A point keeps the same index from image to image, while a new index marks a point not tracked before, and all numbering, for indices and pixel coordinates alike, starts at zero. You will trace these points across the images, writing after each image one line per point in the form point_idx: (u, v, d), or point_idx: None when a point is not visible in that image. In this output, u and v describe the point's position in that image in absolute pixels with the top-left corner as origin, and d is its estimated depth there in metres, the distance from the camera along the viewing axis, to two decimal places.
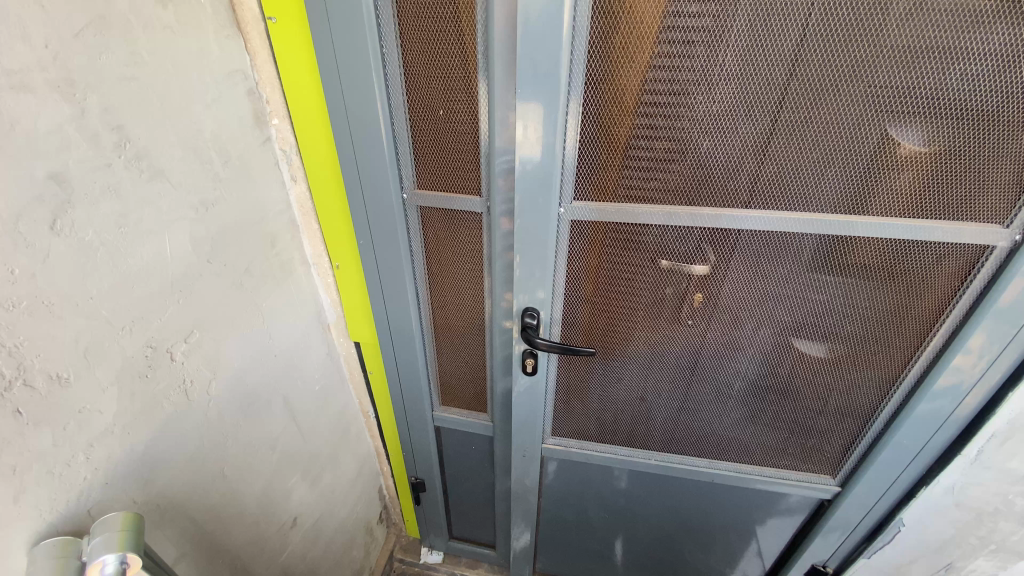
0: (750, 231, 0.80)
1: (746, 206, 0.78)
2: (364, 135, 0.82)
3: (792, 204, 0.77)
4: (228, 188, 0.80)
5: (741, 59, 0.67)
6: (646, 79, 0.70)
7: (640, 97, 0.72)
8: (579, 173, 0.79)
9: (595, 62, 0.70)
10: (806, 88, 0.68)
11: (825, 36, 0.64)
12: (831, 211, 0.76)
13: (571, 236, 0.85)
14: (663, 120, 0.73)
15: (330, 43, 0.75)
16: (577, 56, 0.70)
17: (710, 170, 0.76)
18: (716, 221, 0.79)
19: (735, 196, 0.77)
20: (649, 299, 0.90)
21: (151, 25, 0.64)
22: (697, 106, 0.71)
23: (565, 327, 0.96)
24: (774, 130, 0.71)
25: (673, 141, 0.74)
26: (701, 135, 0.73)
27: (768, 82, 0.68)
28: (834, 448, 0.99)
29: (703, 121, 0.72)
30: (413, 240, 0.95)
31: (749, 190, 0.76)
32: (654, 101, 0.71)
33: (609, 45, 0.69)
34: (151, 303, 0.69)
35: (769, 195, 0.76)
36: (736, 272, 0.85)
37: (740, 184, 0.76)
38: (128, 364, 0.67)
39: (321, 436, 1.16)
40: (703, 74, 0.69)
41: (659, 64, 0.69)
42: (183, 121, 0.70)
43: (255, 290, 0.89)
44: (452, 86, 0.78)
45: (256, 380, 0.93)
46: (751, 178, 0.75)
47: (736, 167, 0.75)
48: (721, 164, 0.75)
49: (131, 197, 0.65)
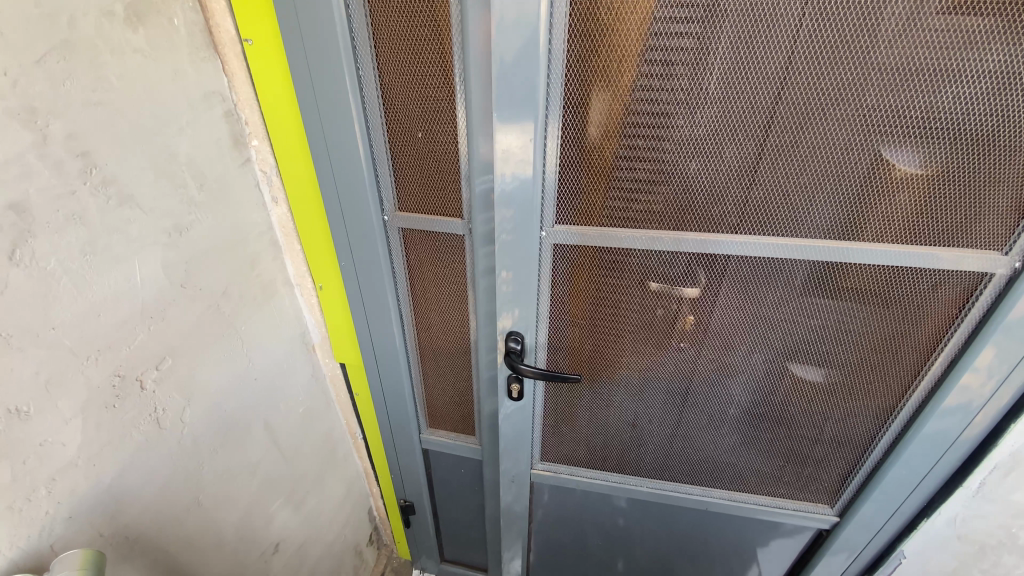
0: (738, 256, 0.77)
1: (734, 232, 0.75)
2: (342, 157, 0.81)
3: (783, 230, 0.74)
4: (204, 211, 0.78)
5: (724, 83, 0.65)
6: (627, 103, 0.68)
7: (622, 121, 0.70)
8: (561, 198, 0.78)
9: (575, 87, 0.69)
10: (792, 112, 0.66)
11: (811, 59, 0.62)
12: (823, 237, 0.73)
13: (554, 260, 0.83)
14: (647, 143, 0.71)
15: (306, 66, 0.74)
16: (555, 80, 0.68)
17: (695, 195, 0.74)
18: (703, 247, 0.77)
19: (723, 221, 0.75)
20: (638, 323, 0.88)
21: (122, 51, 0.63)
22: (682, 130, 0.69)
23: (551, 352, 0.94)
24: (760, 154, 0.69)
25: (657, 166, 0.72)
26: (685, 159, 0.71)
27: (753, 106, 0.66)
28: (831, 477, 0.96)
29: (688, 145, 0.70)
30: (395, 262, 0.93)
31: (737, 216, 0.74)
32: (637, 123, 0.70)
33: (588, 69, 0.67)
34: (120, 331, 0.68)
35: (757, 220, 0.74)
36: (726, 296, 0.82)
37: (728, 209, 0.74)
38: (94, 394, 0.66)
39: (306, 460, 1.14)
40: (686, 98, 0.67)
41: (641, 87, 0.67)
42: (155, 145, 0.69)
43: (234, 313, 0.87)
44: (432, 108, 0.76)
45: (235, 405, 0.90)
46: (739, 203, 0.73)
47: (723, 192, 0.73)
48: (708, 187, 0.73)
49: (99, 224, 0.63)
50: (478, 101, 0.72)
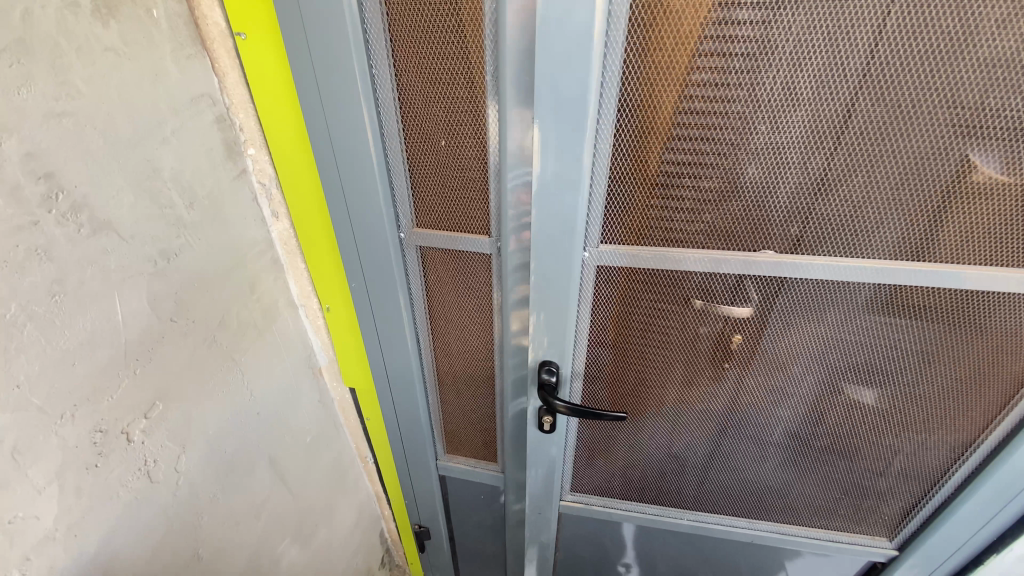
0: (813, 280, 0.68)
1: (811, 253, 0.66)
2: (353, 169, 0.70)
3: (869, 251, 0.64)
4: (195, 233, 0.68)
5: (813, 82, 0.55)
6: (694, 106, 0.59)
7: (687, 128, 0.60)
8: (607, 215, 0.67)
9: (632, 88, 0.58)
10: (893, 116, 0.56)
11: (923, 54, 0.52)
12: (916, 260, 0.64)
13: (597, 283, 0.73)
14: (712, 150, 0.61)
15: (309, 64, 0.63)
16: (608, 81, 0.58)
17: (768, 210, 0.64)
18: (776, 270, 0.67)
19: (799, 241, 0.65)
20: (680, 345, 0.78)
21: (90, 49, 0.53)
22: (755, 135, 0.60)
23: (587, 382, 0.85)
24: (849, 165, 0.59)
25: (725, 178, 0.63)
26: (759, 170, 0.62)
27: (846, 109, 0.56)
28: (892, 510, 0.88)
29: (762, 152, 0.60)
30: (413, 283, 0.83)
31: (816, 234, 0.64)
32: (703, 127, 0.60)
33: (650, 67, 0.57)
34: (99, 380, 0.58)
35: (840, 240, 0.64)
36: (777, 321, 0.74)
37: (805, 227, 0.64)
38: (71, 456, 0.56)
39: (315, 490, 1.05)
40: (765, 99, 0.57)
41: (711, 88, 0.57)
42: (135, 161, 0.59)
43: (233, 344, 0.77)
44: (457, 111, 0.66)
45: (237, 444, 0.81)
46: (819, 220, 0.63)
47: (802, 207, 0.63)
48: (781, 201, 0.63)
49: (68, 259, 0.53)
50: (513, 103, 0.61)
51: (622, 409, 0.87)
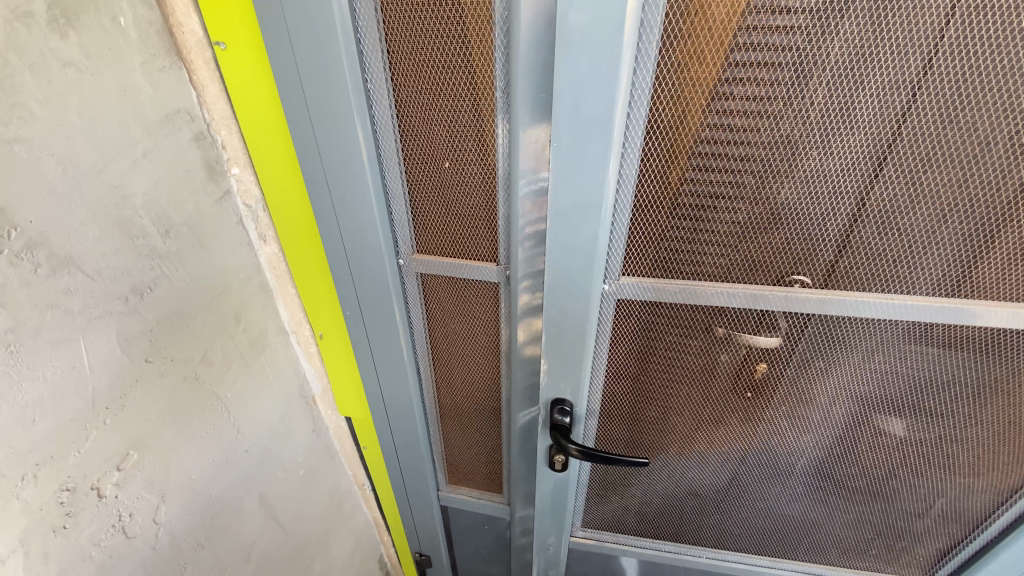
0: (860, 317, 0.62)
1: (861, 289, 0.60)
2: (346, 192, 0.63)
3: (930, 288, 0.58)
4: (172, 263, 0.61)
5: (874, 103, 0.49)
6: (739, 129, 0.52)
7: (729, 153, 0.54)
8: (632, 246, 0.61)
9: (666, 109, 0.52)
10: (971, 143, 0.49)
11: (1013, 75, 0.45)
12: (981, 298, 0.58)
13: (615, 316, 0.67)
14: (749, 173, 0.55)
15: (297, 79, 0.56)
16: (638, 100, 0.51)
17: (817, 243, 0.58)
18: (821, 307, 0.61)
19: (851, 277, 0.59)
20: (700, 379, 0.72)
21: (45, 66, 0.46)
22: (799, 158, 0.53)
23: (602, 419, 0.80)
24: (915, 195, 0.53)
25: (770, 208, 0.56)
26: (809, 199, 0.55)
27: (915, 133, 0.50)
28: (928, 552, 0.83)
29: (805, 176, 0.54)
30: (413, 311, 0.77)
31: (872, 271, 0.58)
32: (740, 148, 0.54)
33: (689, 86, 0.50)
34: (64, 434, 0.51)
35: (898, 276, 0.58)
36: (803, 352, 0.67)
37: (859, 261, 0.58)
38: (35, 520, 0.49)
39: (310, 525, 0.98)
40: (821, 121, 0.51)
41: (758, 110, 0.51)
42: (100, 188, 0.52)
43: (217, 380, 0.71)
44: (462, 129, 0.59)
45: (225, 487, 0.75)
46: (876, 255, 0.57)
47: (856, 241, 0.56)
48: (824, 230, 0.57)
49: (23, 302, 0.46)
50: (526, 122, 0.54)
51: (641, 448, 0.82)
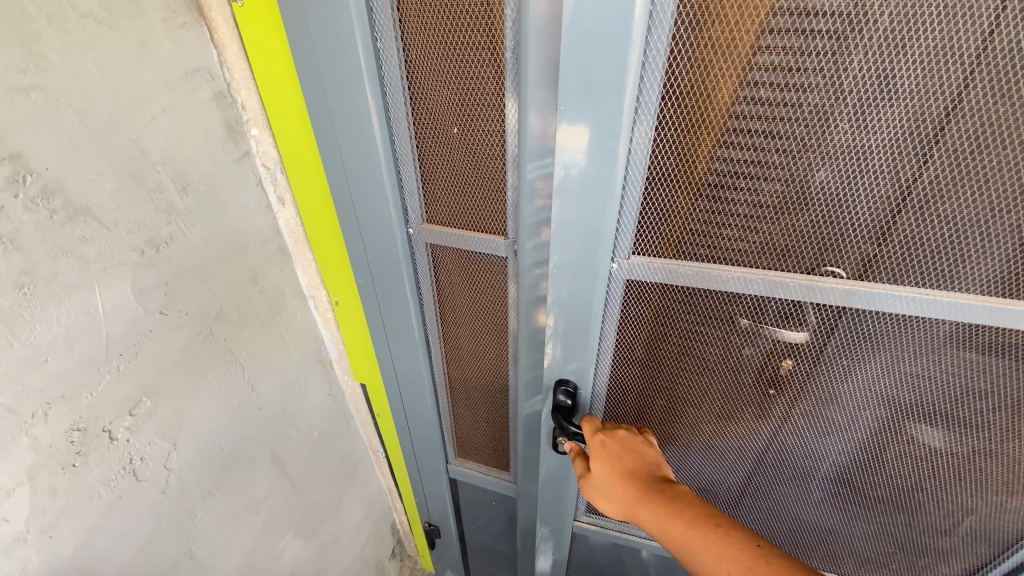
0: (892, 313, 0.56)
1: (894, 282, 0.54)
2: (355, 156, 0.63)
3: (973, 284, 0.52)
4: (189, 220, 0.63)
5: (921, 73, 0.44)
6: (764, 98, 0.48)
7: (752, 125, 0.49)
8: (642, 224, 0.58)
9: (684, 74, 0.48)
10: None
11: None
12: None
13: (626, 298, 0.64)
14: (774, 149, 0.51)
15: (308, 37, 0.55)
16: (652, 63, 0.47)
17: (848, 228, 0.53)
18: (847, 299, 0.56)
19: (883, 268, 0.54)
20: (713, 369, 0.69)
21: (63, 17, 0.47)
22: (830, 134, 0.48)
23: (610, 404, 0.78)
24: (963, 178, 0.47)
25: (795, 187, 0.52)
26: (839, 180, 0.50)
27: (966, 108, 0.44)
28: (954, 570, 0.78)
29: (836, 154, 0.49)
30: (423, 282, 0.76)
31: (907, 262, 0.53)
32: (764, 121, 0.49)
33: (709, 49, 0.46)
34: (76, 376, 0.54)
35: (937, 269, 0.52)
36: (836, 352, 0.62)
37: (893, 251, 0.53)
38: (45, 456, 0.53)
39: (322, 484, 1.01)
40: (858, 91, 0.46)
41: (786, 76, 0.46)
42: (117, 141, 0.53)
43: (232, 337, 0.73)
44: (472, 93, 0.57)
45: (237, 440, 0.78)
46: (913, 245, 0.52)
47: (890, 228, 0.51)
48: (855, 216, 0.52)
49: (37, 247, 0.49)
50: (535, 87, 0.51)
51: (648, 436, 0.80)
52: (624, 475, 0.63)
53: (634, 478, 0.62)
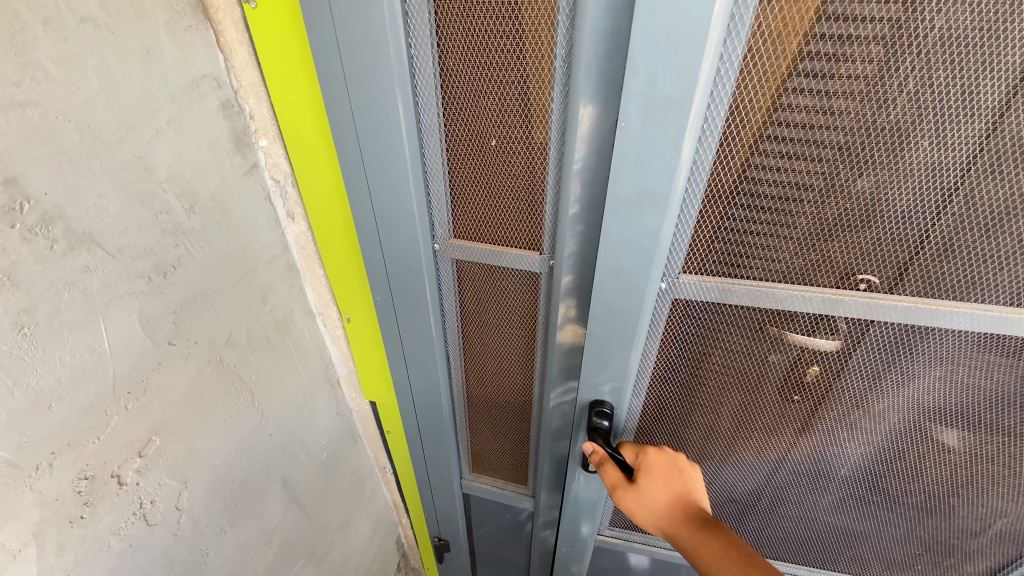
0: (950, 329, 0.56)
1: (957, 299, 0.53)
2: (382, 170, 0.59)
3: None
4: (198, 241, 0.58)
5: (1003, 87, 0.42)
6: (836, 112, 0.46)
7: (821, 140, 0.48)
8: (695, 242, 0.56)
9: (756, 88, 0.46)
10: None
11: None
12: None
13: (671, 315, 0.63)
14: (843, 165, 0.49)
15: (333, 42, 0.51)
16: (723, 77, 0.45)
17: (912, 246, 0.51)
18: (907, 316, 0.55)
19: (946, 286, 0.53)
20: (747, 381, 0.68)
21: (60, 21, 0.42)
22: (904, 148, 0.47)
23: (643, 418, 0.77)
24: None
25: (861, 204, 0.50)
26: (907, 197, 0.49)
27: None
28: (977, 568, 0.80)
29: (908, 170, 0.47)
30: (447, 297, 0.73)
31: (973, 280, 0.52)
32: (836, 136, 0.47)
33: (784, 62, 0.44)
34: (83, 420, 0.49)
35: (1001, 285, 0.51)
36: (864, 360, 0.61)
37: (957, 269, 0.51)
38: (50, 511, 0.47)
39: (332, 507, 0.97)
40: (937, 106, 0.44)
41: (862, 89, 0.45)
42: (121, 160, 0.48)
43: (243, 363, 0.68)
44: (511, 102, 0.53)
45: (249, 470, 0.73)
46: (978, 263, 0.50)
47: (957, 246, 0.50)
48: (923, 234, 0.50)
49: (37, 281, 0.43)
50: (586, 100, 0.49)
51: (685, 448, 0.79)
52: (682, 495, 0.63)
53: (691, 500, 0.62)
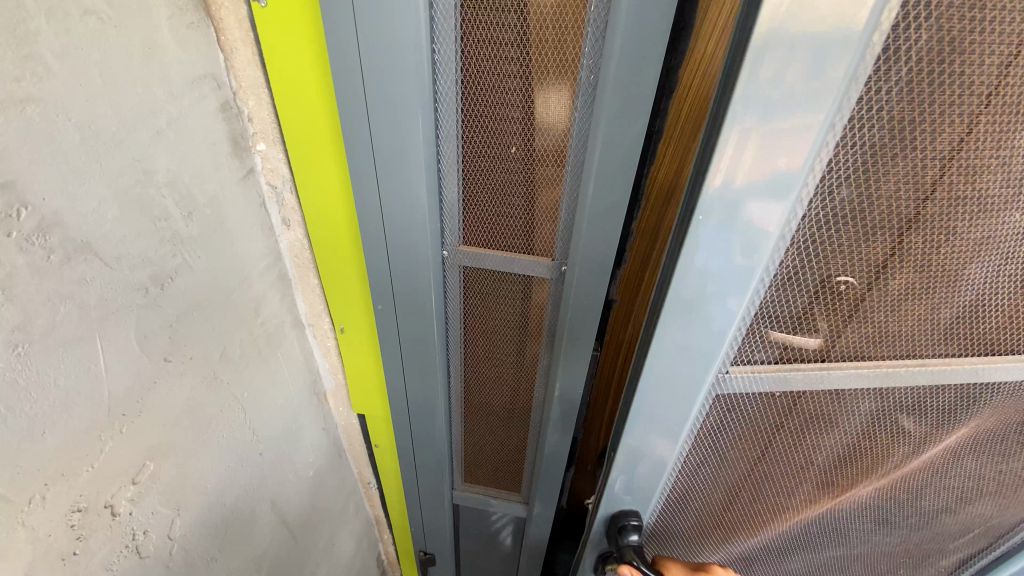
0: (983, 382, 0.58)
1: (985, 353, 0.55)
2: (394, 177, 0.58)
3: None
4: (195, 249, 0.54)
5: None
6: (912, 204, 0.43)
7: (893, 231, 0.44)
8: (753, 334, 0.52)
9: (836, 179, 0.41)
10: None
11: None
12: None
13: (710, 409, 0.60)
14: (909, 255, 0.46)
15: (354, 45, 0.50)
16: (813, 169, 0.41)
17: (955, 318, 0.51)
18: (944, 377, 0.56)
19: (989, 339, 0.54)
20: (771, 440, 0.65)
21: (64, 12, 0.38)
22: (967, 234, 0.45)
23: (673, 501, 0.73)
24: None
25: (919, 288, 0.48)
26: (961, 277, 0.48)
27: None
28: (943, 551, 0.87)
29: (967, 253, 0.46)
30: (451, 305, 0.72)
31: (1014, 334, 0.54)
32: (907, 227, 0.44)
33: (868, 150, 0.40)
34: (74, 448, 0.44)
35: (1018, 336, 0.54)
36: (893, 417, 0.61)
37: (987, 329, 0.53)
38: (43, 549, 0.43)
39: (317, 527, 0.92)
40: (1001, 192, 0.42)
41: (940, 180, 0.41)
42: (121, 163, 0.45)
43: (235, 379, 0.64)
44: (536, 112, 0.54)
45: (240, 493, 0.68)
46: (1004, 320, 0.52)
47: (991, 311, 0.51)
48: (968, 306, 0.50)
49: (33, 295, 0.39)
50: (611, 109, 0.50)
51: (718, 521, 0.77)
52: None
53: None
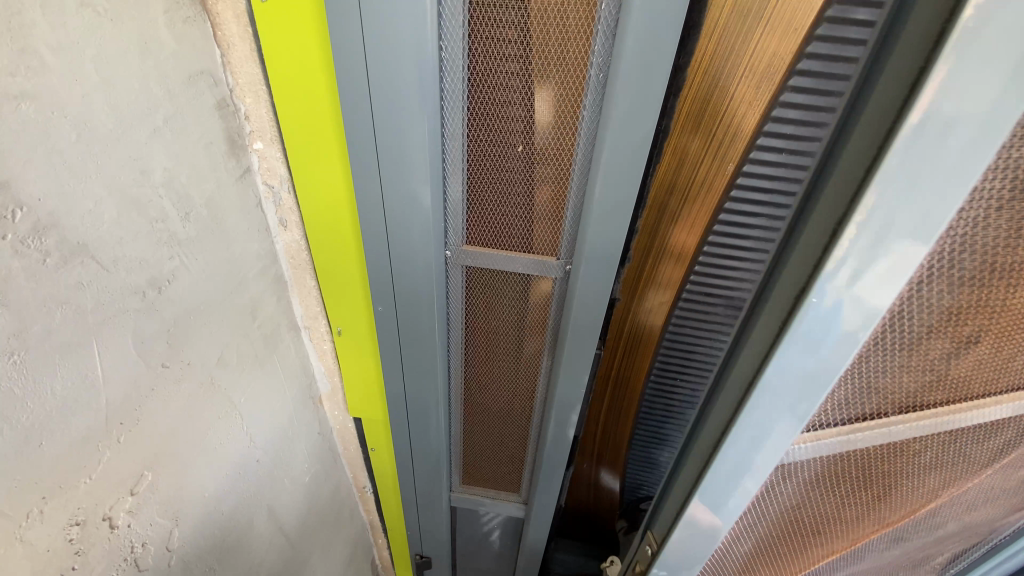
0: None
1: None
2: (398, 175, 0.57)
3: None
4: (193, 251, 0.53)
5: None
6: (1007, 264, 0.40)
7: (984, 290, 0.42)
8: (830, 399, 0.49)
9: (943, 248, 0.38)
10: None
11: None
12: None
13: (771, 478, 0.56)
14: (992, 311, 0.44)
15: (359, 41, 0.49)
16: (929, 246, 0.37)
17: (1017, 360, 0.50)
18: (996, 415, 0.56)
19: None
20: (818, 491, 0.62)
21: (60, 4, 0.37)
22: None
23: (718, 560, 0.70)
24: None
25: (993, 338, 0.47)
26: None
27: None
28: (938, 548, 0.89)
29: None
30: (453, 306, 0.71)
31: None
32: (999, 286, 0.42)
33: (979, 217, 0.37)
34: (71, 460, 0.42)
35: None
36: (939, 452, 0.60)
37: None
38: (41, 564, 0.41)
39: (314, 533, 0.91)
40: None
41: None
42: (118, 162, 0.43)
43: (233, 385, 0.62)
44: (544, 111, 0.54)
45: (238, 501, 0.67)
46: None
47: None
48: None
49: (28, 300, 0.37)
50: (620, 108, 0.50)
51: (756, 560, 0.76)
52: None
53: None
